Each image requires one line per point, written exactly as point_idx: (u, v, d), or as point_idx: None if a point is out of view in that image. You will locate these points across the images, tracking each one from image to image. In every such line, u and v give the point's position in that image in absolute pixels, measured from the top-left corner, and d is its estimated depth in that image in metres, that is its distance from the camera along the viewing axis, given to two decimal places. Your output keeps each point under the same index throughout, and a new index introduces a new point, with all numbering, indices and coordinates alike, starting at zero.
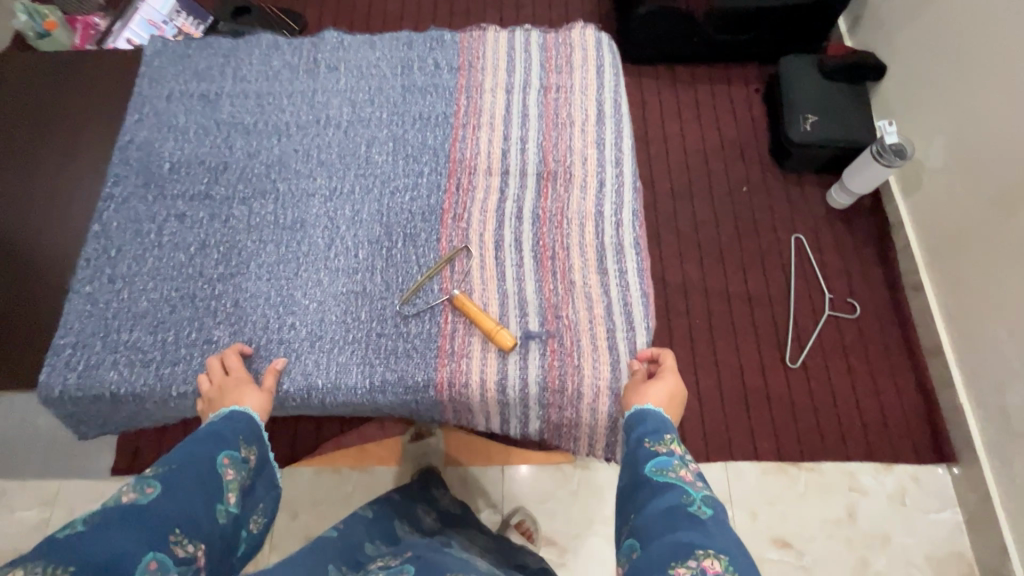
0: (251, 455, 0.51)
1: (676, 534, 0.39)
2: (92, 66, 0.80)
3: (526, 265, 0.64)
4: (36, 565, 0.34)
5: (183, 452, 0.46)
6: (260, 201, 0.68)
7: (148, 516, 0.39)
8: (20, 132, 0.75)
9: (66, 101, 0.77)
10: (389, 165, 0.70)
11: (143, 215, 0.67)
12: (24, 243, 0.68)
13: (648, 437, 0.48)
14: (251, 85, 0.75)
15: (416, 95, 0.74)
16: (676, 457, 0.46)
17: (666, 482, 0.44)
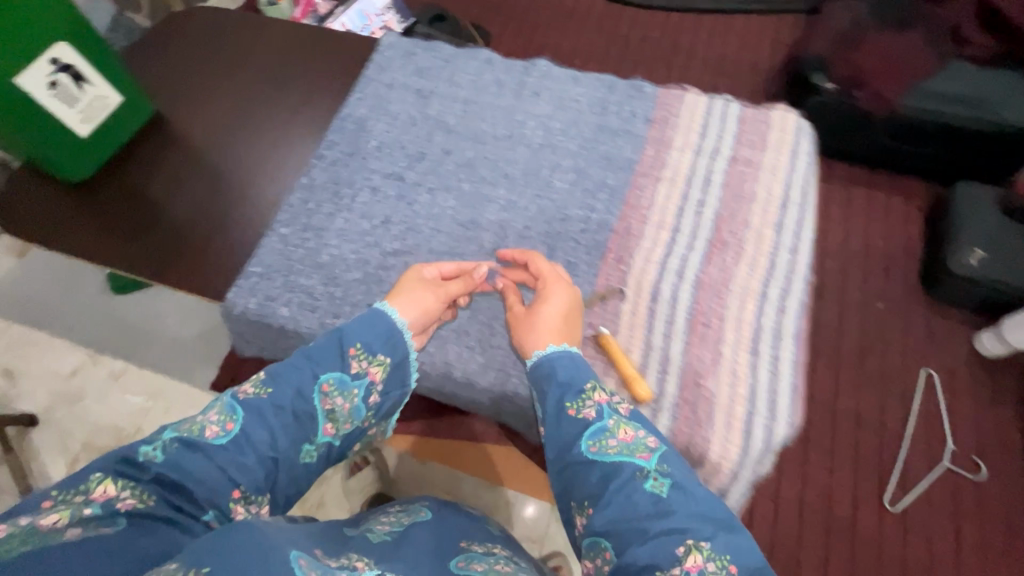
0: (354, 368, 0.62)
1: (652, 531, 0.49)
2: (331, 43, 0.90)
3: (676, 325, 0.63)
4: (124, 484, 0.52)
5: (285, 382, 0.60)
6: (443, 194, 0.74)
7: (215, 459, 0.55)
8: (258, 88, 0.87)
9: (301, 65, 0.89)
10: (569, 193, 0.73)
11: (344, 180, 0.75)
12: (238, 179, 0.79)
13: (568, 400, 0.57)
14: (461, 91, 0.82)
15: (608, 135, 0.77)
16: (614, 419, 0.56)
17: (617, 460, 0.53)
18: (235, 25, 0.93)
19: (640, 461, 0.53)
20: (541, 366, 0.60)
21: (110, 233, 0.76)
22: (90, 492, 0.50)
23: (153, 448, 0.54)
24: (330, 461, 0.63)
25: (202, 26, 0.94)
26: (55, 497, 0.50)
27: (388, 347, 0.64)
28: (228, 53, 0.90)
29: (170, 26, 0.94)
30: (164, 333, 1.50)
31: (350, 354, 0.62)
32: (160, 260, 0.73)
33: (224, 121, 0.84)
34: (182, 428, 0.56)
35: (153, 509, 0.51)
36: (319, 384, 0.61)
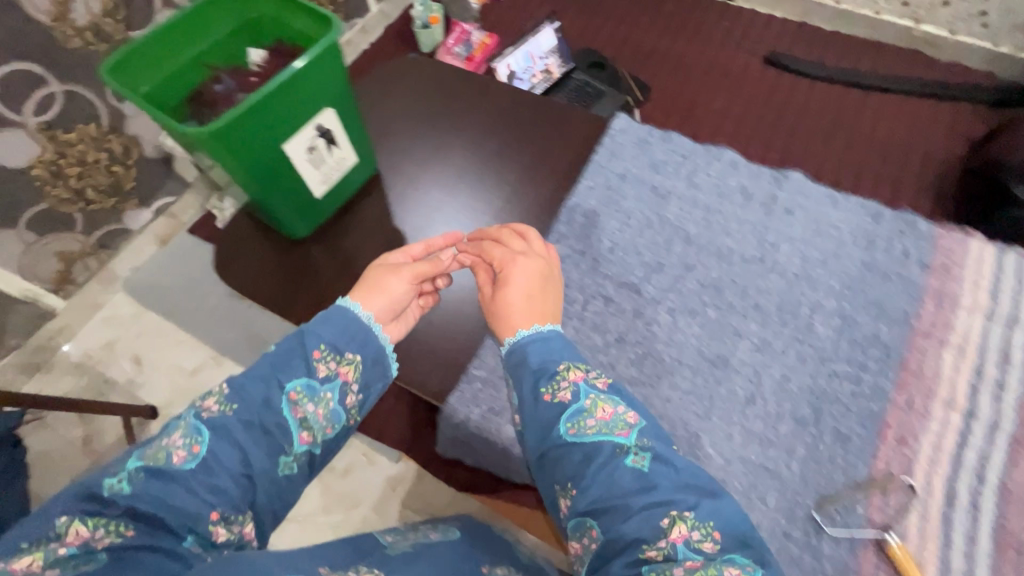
0: (320, 371, 0.73)
1: (635, 506, 0.62)
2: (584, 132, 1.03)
3: (980, 550, 0.78)
4: (104, 521, 0.56)
5: (252, 399, 0.68)
6: (686, 319, 0.92)
7: (188, 483, 0.60)
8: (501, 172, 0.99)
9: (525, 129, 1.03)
10: (838, 355, 0.89)
11: (607, 289, 0.94)
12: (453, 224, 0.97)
13: (541, 385, 0.75)
14: (701, 195, 1.00)
15: (882, 279, 0.94)
16: (587, 403, 0.71)
17: (598, 438, 0.68)
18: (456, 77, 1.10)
19: (622, 439, 0.68)
20: (515, 352, 0.81)
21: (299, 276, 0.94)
22: (66, 533, 0.55)
23: (116, 480, 0.59)
24: (308, 466, 0.71)
25: (425, 70, 1.11)
26: (34, 543, 0.54)
27: (360, 348, 0.78)
28: (443, 97, 1.08)
29: (404, 67, 1.11)
30: (197, 291, 1.61)
31: (315, 356, 0.74)
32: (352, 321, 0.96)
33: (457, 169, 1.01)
34: (153, 456, 0.61)
35: (134, 542, 0.56)
36: (286, 389, 0.71)
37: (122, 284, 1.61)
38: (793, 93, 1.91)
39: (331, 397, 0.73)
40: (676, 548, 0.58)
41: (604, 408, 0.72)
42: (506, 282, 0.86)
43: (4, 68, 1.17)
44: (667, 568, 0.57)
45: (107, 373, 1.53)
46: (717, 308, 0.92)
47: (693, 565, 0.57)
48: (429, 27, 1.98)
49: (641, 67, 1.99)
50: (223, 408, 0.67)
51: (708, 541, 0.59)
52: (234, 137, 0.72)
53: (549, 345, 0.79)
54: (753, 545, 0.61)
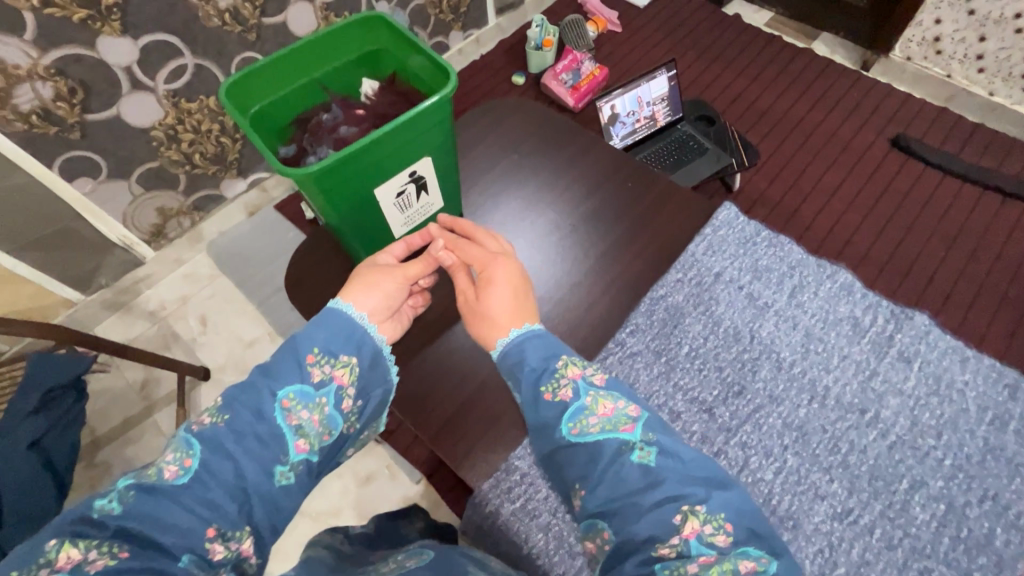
0: (320, 374, 0.70)
1: (645, 504, 0.60)
2: (681, 219, 0.95)
3: None
4: (95, 543, 0.52)
5: (243, 409, 0.65)
6: (761, 462, 0.77)
7: (181, 500, 0.57)
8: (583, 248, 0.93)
9: (633, 213, 0.95)
10: (937, 551, 0.73)
11: (666, 403, 0.81)
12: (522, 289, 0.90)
13: (541, 382, 0.72)
14: (804, 318, 0.87)
15: (1004, 469, 0.78)
16: (587, 398, 0.69)
17: (602, 435, 0.66)
18: (577, 143, 1.03)
19: (627, 436, 0.65)
20: (510, 354, 0.75)
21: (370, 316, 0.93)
22: (55, 559, 0.50)
23: (107, 504, 0.55)
24: (310, 476, 0.67)
25: (548, 132, 1.04)
26: (24, 573, 0.49)
27: (354, 349, 0.74)
28: (556, 161, 1.01)
29: (524, 126, 1.06)
30: (262, 274, 1.67)
31: (309, 360, 0.70)
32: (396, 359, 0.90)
33: (545, 236, 0.94)
34: (150, 476, 0.58)
35: (128, 562, 0.52)
36: (279, 397, 0.67)
37: (207, 246, 1.71)
38: (911, 185, 1.72)
39: (325, 400, 0.69)
40: (690, 545, 0.56)
41: (605, 404, 0.69)
42: (488, 283, 0.79)
43: (148, 38, 1.25)
44: (683, 566, 0.55)
45: (175, 327, 1.62)
46: (797, 455, 0.78)
47: (707, 561, 0.54)
48: (541, 49, 1.97)
49: (752, 127, 1.88)
50: (218, 419, 0.64)
51: (720, 535, 0.57)
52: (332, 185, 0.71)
53: (547, 350, 0.75)
54: (762, 535, 0.59)
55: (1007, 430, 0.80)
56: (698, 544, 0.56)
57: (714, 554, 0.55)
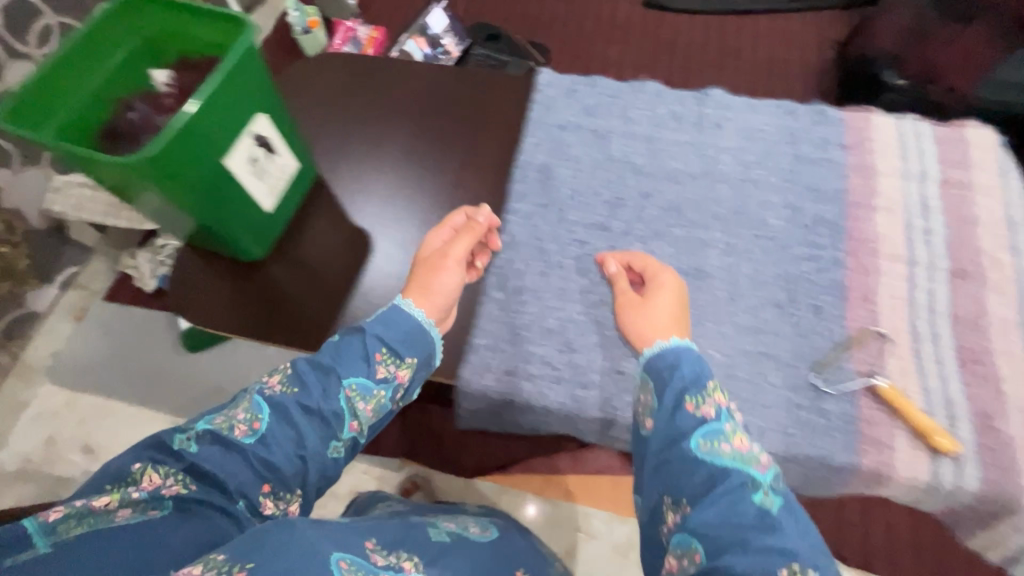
0: (385, 378, 0.59)
1: (751, 541, 0.41)
2: (495, 89, 0.84)
3: (949, 364, 0.61)
4: (157, 467, 0.50)
5: (313, 382, 0.56)
6: (657, 243, 0.70)
7: (249, 455, 0.51)
8: (401, 160, 0.80)
9: (444, 117, 0.82)
10: (831, 248, 0.69)
11: (546, 234, 0.71)
12: (394, 225, 0.75)
13: (689, 394, 0.50)
14: (639, 127, 0.79)
15: (809, 165, 0.75)
16: (724, 420, 0.48)
17: (727, 466, 0.45)
18: (351, 72, 0.87)
19: (755, 473, 0.45)
20: (660, 360, 0.53)
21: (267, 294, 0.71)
22: (137, 482, 0.49)
23: (186, 437, 0.52)
24: (352, 455, 0.59)
25: (326, 68, 0.87)
26: (111, 490, 0.49)
27: (421, 347, 0.60)
28: (349, 90, 0.86)
29: (296, 72, 0.87)
30: (134, 341, 1.49)
31: (375, 359, 0.58)
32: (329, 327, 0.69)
33: (355, 167, 0.79)
34: (221, 421, 0.53)
35: (198, 495, 0.49)
36: (344, 382, 0.56)
37: (46, 374, 1.47)
38: (677, 30, 1.99)
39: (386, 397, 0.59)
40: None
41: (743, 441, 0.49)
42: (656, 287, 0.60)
43: None
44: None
45: (55, 472, 1.38)
46: (684, 226, 0.71)
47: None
48: (310, 32, 1.89)
49: (535, 33, 2.01)
50: (291, 389, 0.55)
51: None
52: (178, 166, 0.55)
53: (698, 378, 0.51)
54: None
55: (830, 122, 0.78)
56: None
57: None
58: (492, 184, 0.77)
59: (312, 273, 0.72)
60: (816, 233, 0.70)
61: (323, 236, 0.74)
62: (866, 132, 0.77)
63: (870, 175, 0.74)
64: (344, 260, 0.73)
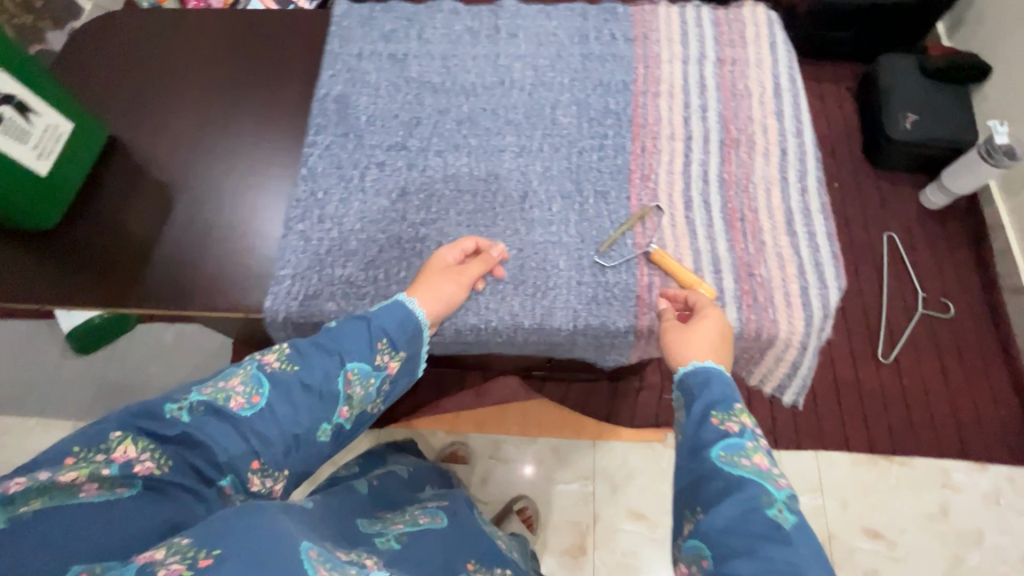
0: (381, 365, 0.56)
1: (756, 552, 0.39)
2: (294, 30, 0.83)
3: (716, 225, 0.66)
4: (140, 440, 0.43)
5: (314, 359, 0.51)
6: (454, 154, 0.72)
7: (240, 433, 0.46)
8: (196, 113, 0.78)
9: (241, 61, 0.81)
10: (617, 135, 0.72)
11: (346, 161, 0.71)
12: (197, 172, 0.75)
13: (717, 407, 0.48)
14: (436, 46, 0.79)
15: (596, 63, 0.77)
16: (747, 436, 0.46)
17: (743, 476, 0.44)
18: (142, 28, 0.84)
19: (771, 488, 0.43)
20: (694, 376, 0.52)
21: (70, 251, 0.70)
22: (111, 450, 0.42)
23: (179, 405, 0.45)
24: (336, 445, 0.54)
25: (114, 28, 0.84)
26: (79, 454, 0.41)
27: (412, 342, 0.58)
28: (142, 49, 0.83)
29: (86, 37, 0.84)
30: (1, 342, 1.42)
31: (376, 347, 0.55)
32: (136, 275, 0.69)
33: (151, 124, 0.78)
34: (214, 392, 0.47)
35: (173, 479, 0.43)
36: (347, 365, 0.53)
37: None
38: None
39: (376, 384, 0.56)
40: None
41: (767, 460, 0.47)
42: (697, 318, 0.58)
43: None
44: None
45: None
46: (478, 135, 0.73)
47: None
48: None
49: None
50: (290, 365, 0.50)
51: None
52: None
53: (728, 396, 0.49)
54: None
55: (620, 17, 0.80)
56: None
57: None
58: (293, 121, 0.78)
59: (116, 227, 0.71)
60: (602, 124, 0.73)
61: (126, 188, 0.74)
62: (650, 23, 0.79)
63: (654, 63, 0.77)
64: (142, 214, 0.72)
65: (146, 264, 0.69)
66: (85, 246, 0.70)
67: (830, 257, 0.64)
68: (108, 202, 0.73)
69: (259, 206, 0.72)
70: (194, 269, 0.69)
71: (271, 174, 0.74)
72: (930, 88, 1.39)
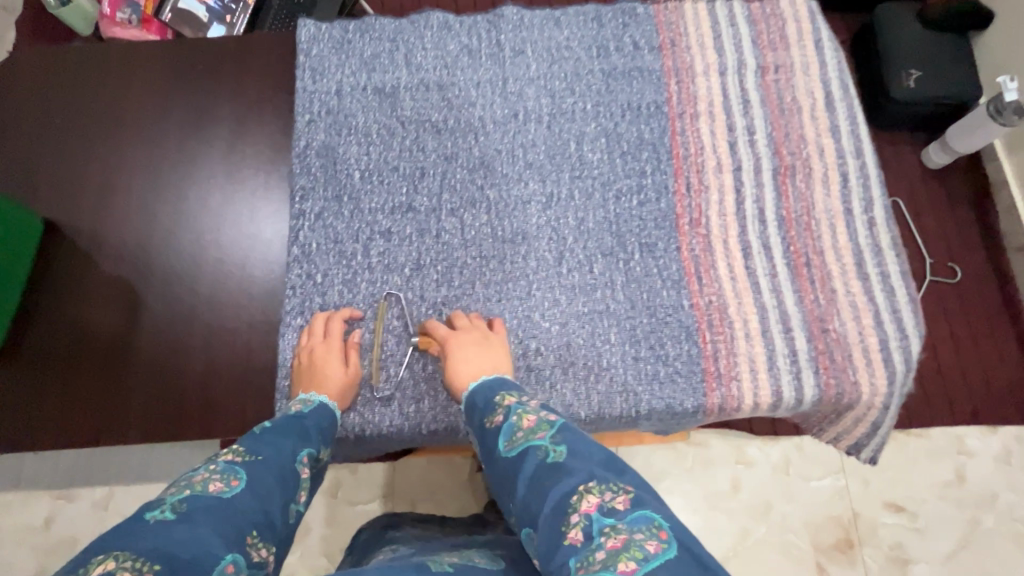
0: (324, 457, 0.48)
1: (546, 492, 0.36)
2: (252, 58, 0.69)
3: (781, 275, 0.59)
4: (123, 556, 0.30)
5: (268, 444, 0.42)
6: (471, 212, 0.61)
7: (239, 513, 0.35)
8: (141, 181, 0.64)
9: (185, 108, 0.66)
10: (654, 170, 0.63)
11: (343, 233, 0.61)
12: (161, 258, 0.61)
13: (483, 415, 0.45)
14: (430, 74, 0.66)
15: (620, 81, 0.66)
16: (514, 413, 0.43)
17: (521, 451, 0.40)
18: (54, 71, 0.68)
19: (538, 439, 0.40)
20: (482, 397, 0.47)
21: (24, 374, 0.58)
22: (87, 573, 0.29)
23: (160, 509, 0.34)
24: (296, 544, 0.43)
25: (24, 79, 0.68)
26: None
27: (335, 436, 0.50)
28: (63, 99, 0.67)
29: None
30: None
31: (314, 443, 0.46)
32: (109, 396, 0.57)
33: (89, 200, 0.63)
34: (178, 488, 0.36)
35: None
36: (301, 454, 0.44)
37: None
38: None
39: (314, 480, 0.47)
40: (595, 520, 0.33)
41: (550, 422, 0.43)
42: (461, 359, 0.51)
43: None
44: (591, 551, 0.31)
45: None
46: (495, 185, 0.62)
47: (620, 539, 0.31)
48: None
49: None
50: (249, 456, 0.40)
51: (626, 494, 0.34)
52: None
53: (489, 395, 0.46)
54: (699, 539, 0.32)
55: (638, 20, 0.68)
56: (601, 520, 0.33)
57: (624, 527, 0.32)
58: (270, 180, 0.64)
59: (74, 338, 0.59)
60: (639, 159, 0.63)
61: (79, 289, 0.60)
62: (676, 25, 0.68)
63: (688, 76, 0.66)
64: (103, 316, 0.59)
65: (119, 382, 0.58)
66: (42, 367, 0.58)
67: (906, 299, 0.58)
68: (61, 308, 0.60)
69: (246, 294, 0.60)
70: (179, 384, 0.58)
71: (253, 250, 0.62)
72: (927, 39, 1.09)
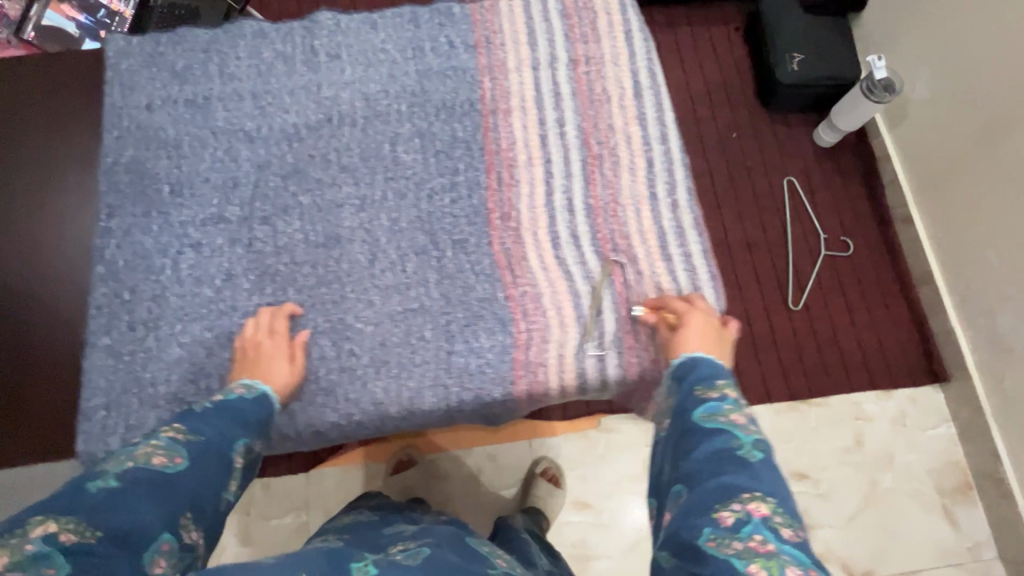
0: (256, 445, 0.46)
1: (721, 477, 0.36)
2: (59, 76, 0.67)
3: (589, 262, 0.61)
4: (66, 518, 0.31)
5: (212, 427, 0.41)
6: (283, 218, 0.61)
7: (176, 491, 0.35)
8: None
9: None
10: (467, 167, 0.63)
11: (152, 249, 0.60)
12: None
13: (700, 384, 0.44)
14: (245, 83, 0.66)
15: (434, 81, 0.67)
16: (726, 401, 0.42)
17: (714, 427, 0.39)
18: None
19: (738, 433, 0.39)
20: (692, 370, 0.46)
21: None
22: (28, 532, 0.30)
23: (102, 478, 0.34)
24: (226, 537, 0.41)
25: None
26: None
27: (267, 426, 0.48)
28: None
29: None
30: None
31: (248, 432, 0.44)
32: None
33: None
34: (120, 459, 0.36)
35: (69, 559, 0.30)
36: (236, 439, 0.43)
37: None
38: None
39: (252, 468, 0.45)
40: (752, 523, 0.33)
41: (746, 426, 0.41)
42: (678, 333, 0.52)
43: None
44: (730, 537, 0.32)
45: None
46: (309, 190, 0.62)
47: (768, 549, 0.31)
48: None
49: None
50: (190, 435, 0.40)
51: (795, 533, 0.33)
52: None
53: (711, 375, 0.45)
54: None
55: (453, 20, 0.69)
56: (759, 528, 0.33)
57: (778, 549, 0.32)
58: (83, 198, 0.63)
59: None
60: (454, 155, 0.64)
61: None
62: (491, 23, 0.69)
63: (502, 73, 0.67)
64: None
65: None
66: None
67: (708, 276, 0.61)
68: None
69: (58, 317, 0.59)
70: None
71: (64, 270, 0.60)
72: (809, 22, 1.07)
